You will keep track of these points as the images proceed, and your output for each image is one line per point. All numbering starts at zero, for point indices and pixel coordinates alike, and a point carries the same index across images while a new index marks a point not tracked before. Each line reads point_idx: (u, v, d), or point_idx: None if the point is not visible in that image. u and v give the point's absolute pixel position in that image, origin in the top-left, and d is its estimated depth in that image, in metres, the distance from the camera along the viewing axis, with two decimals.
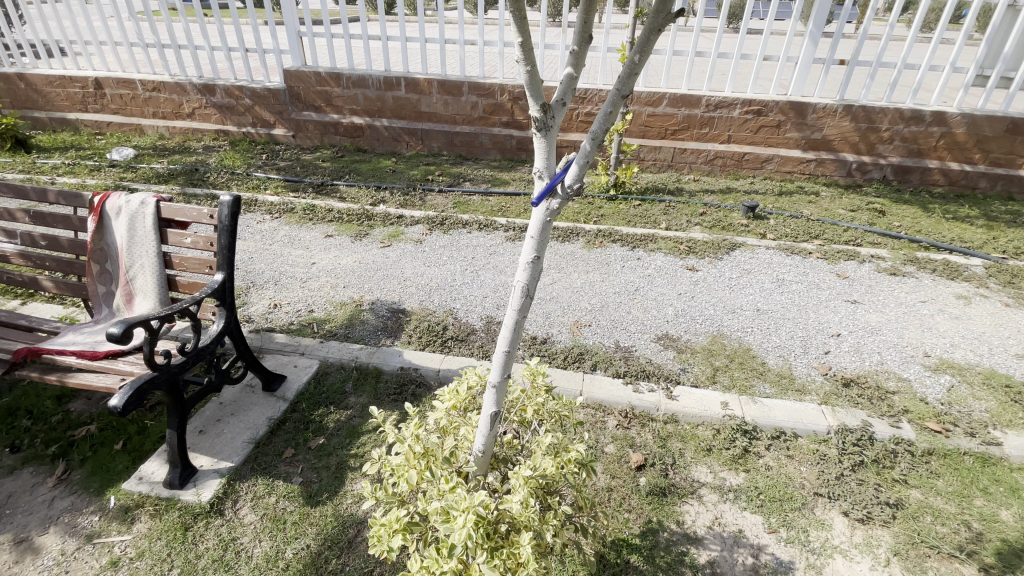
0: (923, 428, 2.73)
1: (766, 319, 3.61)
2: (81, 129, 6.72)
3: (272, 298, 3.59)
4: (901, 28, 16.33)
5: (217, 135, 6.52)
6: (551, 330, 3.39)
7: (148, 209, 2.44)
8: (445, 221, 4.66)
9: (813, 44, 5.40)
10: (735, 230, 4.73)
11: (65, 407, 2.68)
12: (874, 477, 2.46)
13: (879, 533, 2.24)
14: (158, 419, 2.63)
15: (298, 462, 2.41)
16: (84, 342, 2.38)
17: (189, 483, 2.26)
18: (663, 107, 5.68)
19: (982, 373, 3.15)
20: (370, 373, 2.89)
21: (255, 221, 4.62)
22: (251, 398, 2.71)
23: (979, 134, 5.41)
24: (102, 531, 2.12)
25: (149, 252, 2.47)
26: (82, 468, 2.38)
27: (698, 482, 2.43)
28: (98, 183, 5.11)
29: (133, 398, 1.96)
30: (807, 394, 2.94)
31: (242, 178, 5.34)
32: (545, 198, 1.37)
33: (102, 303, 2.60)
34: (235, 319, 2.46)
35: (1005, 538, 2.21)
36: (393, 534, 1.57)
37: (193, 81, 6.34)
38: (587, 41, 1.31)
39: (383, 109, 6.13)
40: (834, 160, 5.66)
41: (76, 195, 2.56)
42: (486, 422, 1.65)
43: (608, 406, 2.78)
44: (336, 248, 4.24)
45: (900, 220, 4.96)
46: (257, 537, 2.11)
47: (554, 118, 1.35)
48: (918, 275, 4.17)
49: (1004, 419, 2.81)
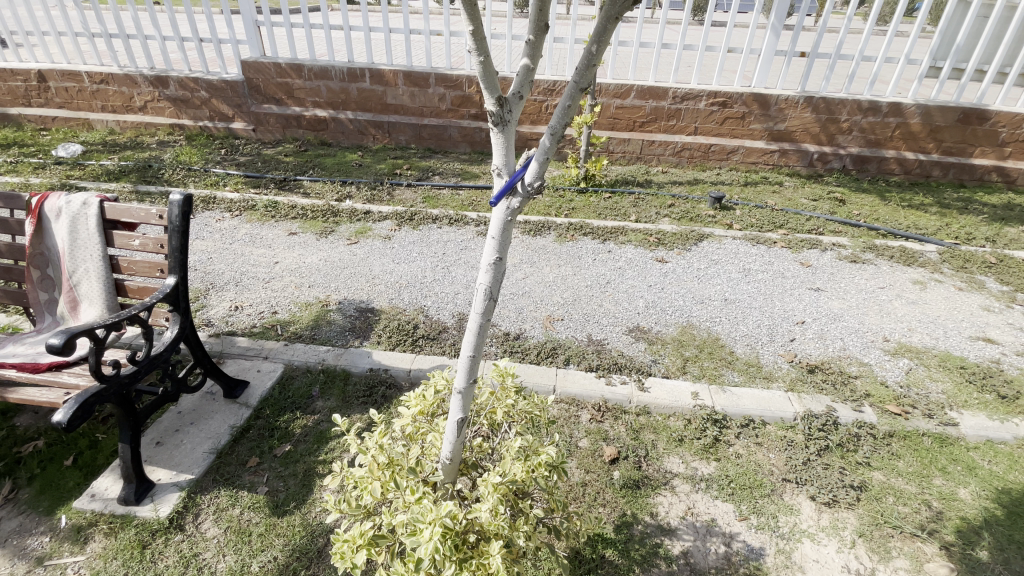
0: (884, 410, 2.81)
1: (734, 309, 3.66)
2: (24, 125, 6.34)
3: (233, 301, 3.45)
4: (858, 20, 16.87)
5: (171, 130, 6.24)
6: (524, 325, 3.36)
7: (91, 210, 2.30)
8: (414, 216, 4.57)
9: (776, 35, 5.45)
10: (702, 221, 4.79)
11: (11, 422, 2.53)
12: (839, 461, 2.52)
13: (845, 516, 2.29)
14: (111, 431, 2.50)
15: (263, 471, 2.33)
16: (26, 353, 2.24)
17: (145, 499, 2.16)
18: (631, 99, 5.69)
19: (939, 356, 3.26)
20: (338, 377, 2.81)
21: (214, 220, 4.44)
22: (211, 406, 2.61)
23: (932, 124, 5.59)
24: (53, 553, 2.00)
25: (93, 256, 2.33)
26: (30, 487, 2.25)
27: (671, 473, 2.44)
28: (43, 182, 4.83)
29: (79, 412, 1.84)
30: (774, 381, 3.00)
31: (199, 175, 5.13)
32: (505, 196, 1.33)
33: (44, 311, 2.46)
34: (191, 324, 2.35)
35: (964, 516, 2.29)
36: (357, 550, 1.51)
37: (144, 72, 6.04)
38: (542, 31, 1.27)
39: (347, 101, 5.97)
40: (796, 150, 5.77)
41: (14, 196, 2.40)
42: (453, 428, 1.61)
43: (581, 400, 2.77)
44: (301, 247, 4.11)
45: (859, 209, 5.10)
46: (221, 551, 2.03)
47: (510, 112, 1.31)
48: (877, 262, 4.29)
49: (960, 400, 2.91)
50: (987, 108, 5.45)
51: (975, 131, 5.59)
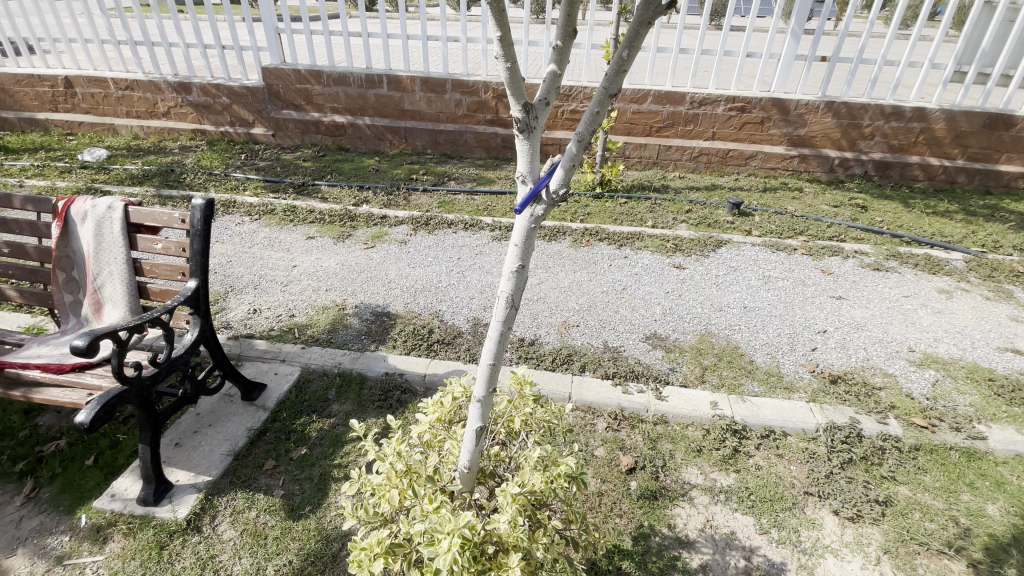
0: (910, 423, 2.73)
1: (753, 317, 3.60)
2: (51, 129, 6.51)
3: (252, 304, 3.48)
4: (879, 25, 16.66)
5: (193, 135, 6.36)
6: (539, 331, 3.34)
7: (116, 214, 2.33)
8: (430, 221, 4.59)
9: (796, 40, 5.38)
10: (720, 227, 4.73)
11: (34, 421, 2.58)
12: (863, 475, 2.45)
13: (869, 532, 2.23)
14: (131, 432, 2.53)
15: (279, 474, 2.33)
16: (50, 354, 2.28)
17: (164, 500, 2.17)
18: (648, 104, 5.65)
19: (966, 367, 3.17)
20: (354, 380, 2.82)
21: (233, 224, 4.50)
22: (229, 408, 2.63)
23: (957, 129, 5.47)
24: (73, 552, 2.02)
25: (118, 259, 2.37)
26: (51, 486, 2.29)
27: (688, 484, 2.40)
28: (69, 185, 4.94)
29: (101, 413, 1.86)
30: (795, 392, 2.93)
31: (220, 179, 5.21)
32: (530, 203, 1.32)
33: (69, 312, 2.50)
34: (211, 327, 2.37)
35: (992, 533, 2.21)
36: (374, 558, 1.49)
37: (168, 79, 6.16)
38: (570, 36, 1.26)
39: (364, 107, 6.02)
40: (817, 156, 5.69)
41: (41, 199, 2.44)
42: (471, 437, 1.60)
43: (597, 409, 2.74)
44: (318, 251, 4.14)
45: (881, 216, 5.00)
46: (237, 554, 2.03)
47: (536, 119, 1.30)
48: (901, 270, 4.19)
49: (988, 413, 2.82)
50: (1015, 113, 5.31)
51: (1001, 137, 5.46)
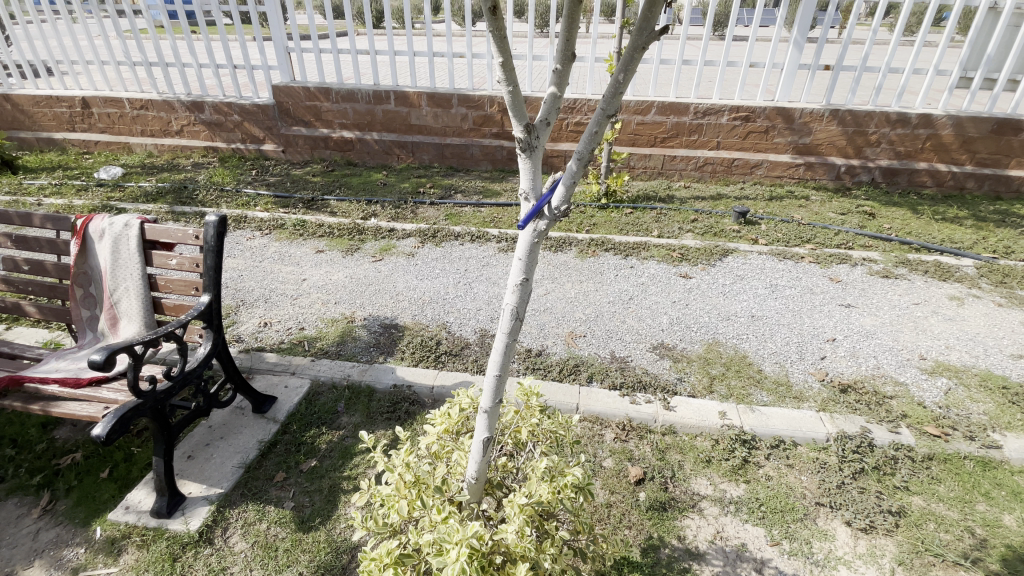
0: (923, 432, 2.71)
1: (761, 325, 3.60)
2: (68, 149, 6.67)
3: (262, 317, 3.53)
4: (884, 33, 16.75)
5: (205, 152, 6.49)
6: (546, 342, 3.35)
7: (132, 231, 2.39)
8: (437, 234, 4.63)
9: (800, 49, 5.39)
10: (727, 236, 4.73)
11: (50, 435, 2.62)
12: (875, 485, 2.43)
13: (882, 543, 2.21)
14: (145, 445, 2.57)
15: (289, 486, 2.35)
16: (68, 368, 2.33)
17: (177, 512, 2.20)
18: (652, 115, 5.69)
19: (979, 375, 3.14)
20: (363, 392, 2.84)
21: (244, 238, 4.57)
22: (240, 421, 2.66)
23: (965, 135, 5.45)
24: (88, 564, 2.05)
25: (133, 275, 2.42)
26: (67, 498, 2.32)
27: (698, 495, 2.39)
28: (85, 204, 5.04)
29: (117, 427, 1.90)
30: (805, 401, 2.92)
31: (231, 196, 5.29)
32: (532, 219, 1.35)
33: (85, 328, 2.55)
34: (223, 341, 2.42)
35: (1008, 543, 2.18)
36: (384, 568, 1.51)
37: (181, 98, 6.30)
38: (569, 59, 1.29)
39: (372, 123, 6.11)
40: (823, 164, 5.69)
41: (59, 217, 2.51)
42: (479, 448, 1.62)
43: (605, 419, 2.74)
44: (327, 264, 4.19)
45: (889, 223, 4.98)
46: (248, 566, 2.05)
47: (538, 139, 1.33)
48: (911, 277, 4.17)
49: (1002, 422, 2.79)
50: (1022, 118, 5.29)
51: (1009, 142, 5.43)
